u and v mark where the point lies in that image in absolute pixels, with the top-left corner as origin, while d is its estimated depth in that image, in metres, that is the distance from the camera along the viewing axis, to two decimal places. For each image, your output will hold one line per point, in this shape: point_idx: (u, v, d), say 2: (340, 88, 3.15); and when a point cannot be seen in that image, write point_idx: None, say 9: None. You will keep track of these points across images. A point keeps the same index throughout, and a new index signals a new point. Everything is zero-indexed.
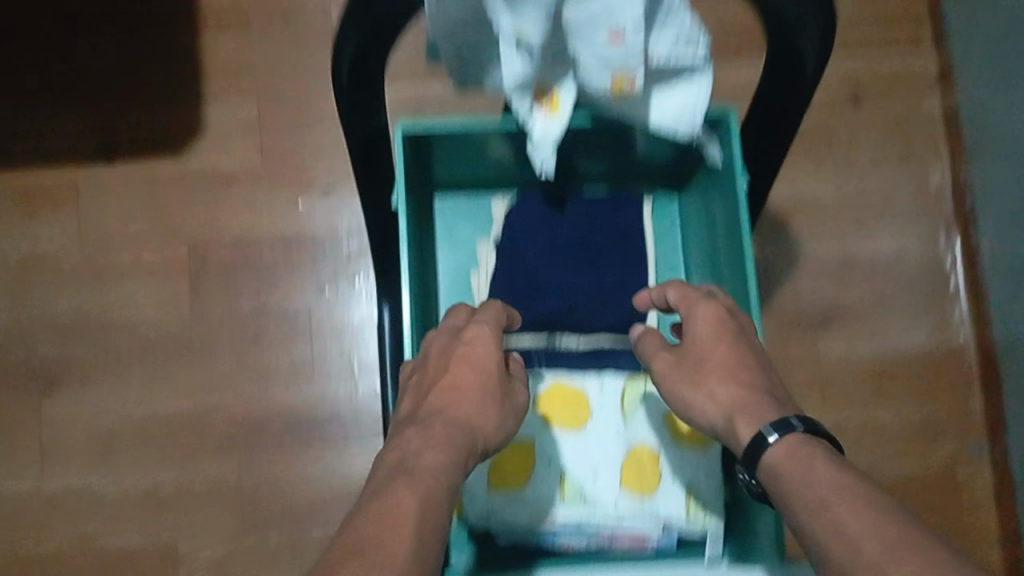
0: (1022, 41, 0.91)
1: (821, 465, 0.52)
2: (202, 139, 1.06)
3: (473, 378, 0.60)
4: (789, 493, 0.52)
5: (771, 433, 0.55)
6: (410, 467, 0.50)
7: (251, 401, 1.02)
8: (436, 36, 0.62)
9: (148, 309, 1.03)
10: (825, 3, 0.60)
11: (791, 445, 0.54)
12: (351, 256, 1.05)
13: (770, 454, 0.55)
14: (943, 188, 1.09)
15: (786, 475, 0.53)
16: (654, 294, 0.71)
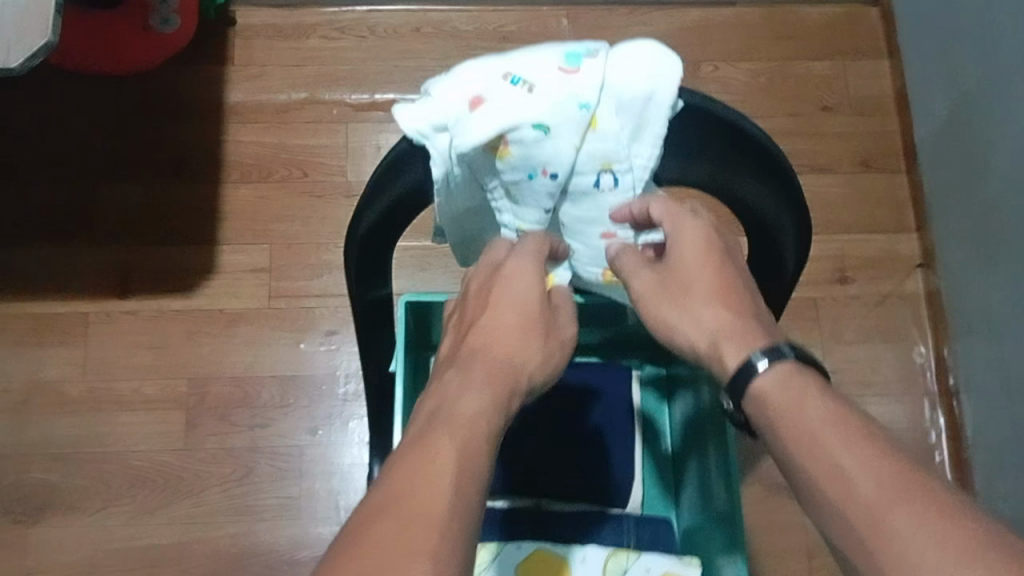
0: (1000, 233, 1.00)
1: (815, 398, 0.49)
2: (213, 279, 1.11)
3: (514, 319, 0.55)
4: (780, 429, 0.49)
5: (760, 359, 0.52)
6: (446, 415, 0.45)
7: (236, 539, 1.03)
8: (446, 221, 0.65)
9: (141, 441, 1.05)
10: (784, 195, 0.61)
11: (784, 375, 0.51)
12: (347, 398, 1.08)
13: (758, 384, 0.52)
14: (926, 364, 1.15)
15: (778, 411, 0.50)
16: (636, 207, 0.60)
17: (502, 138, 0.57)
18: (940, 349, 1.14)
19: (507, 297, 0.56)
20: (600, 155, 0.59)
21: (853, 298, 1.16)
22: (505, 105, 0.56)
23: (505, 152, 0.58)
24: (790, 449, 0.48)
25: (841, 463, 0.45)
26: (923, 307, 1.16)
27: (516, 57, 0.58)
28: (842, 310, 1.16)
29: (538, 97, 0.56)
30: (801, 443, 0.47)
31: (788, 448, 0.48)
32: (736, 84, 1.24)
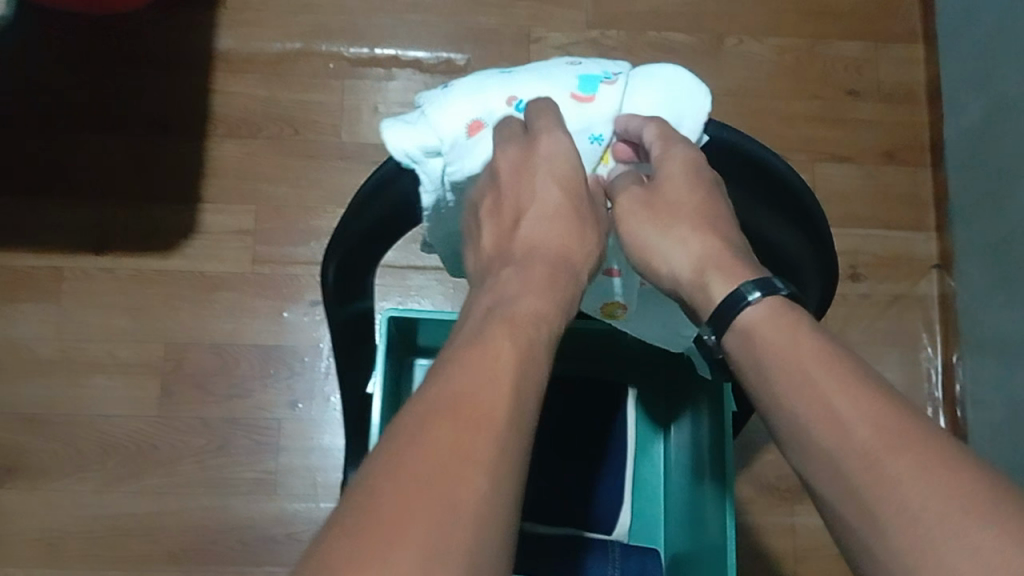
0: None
1: (806, 334, 0.48)
2: (196, 239, 1.06)
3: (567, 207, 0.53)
4: (769, 369, 0.48)
5: (752, 291, 0.50)
6: (493, 319, 0.45)
7: (208, 513, 0.99)
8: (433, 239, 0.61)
9: (114, 406, 1.01)
10: (811, 229, 0.56)
11: (773, 309, 0.49)
12: (329, 372, 1.04)
13: (749, 315, 0.50)
14: (933, 368, 1.10)
15: (767, 346, 0.49)
16: (634, 129, 0.55)
17: None
18: (949, 355, 1.10)
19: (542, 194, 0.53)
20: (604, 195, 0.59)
21: (864, 298, 1.11)
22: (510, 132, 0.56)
23: None
24: (788, 397, 0.47)
25: (836, 405, 0.44)
26: (935, 310, 1.12)
27: (516, 83, 0.57)
28: (851, 310, 1.11)
29: None
30: (794, 380, 0.46)
31: (784, 391, 0.47)
32: (757, 60, 1.17)
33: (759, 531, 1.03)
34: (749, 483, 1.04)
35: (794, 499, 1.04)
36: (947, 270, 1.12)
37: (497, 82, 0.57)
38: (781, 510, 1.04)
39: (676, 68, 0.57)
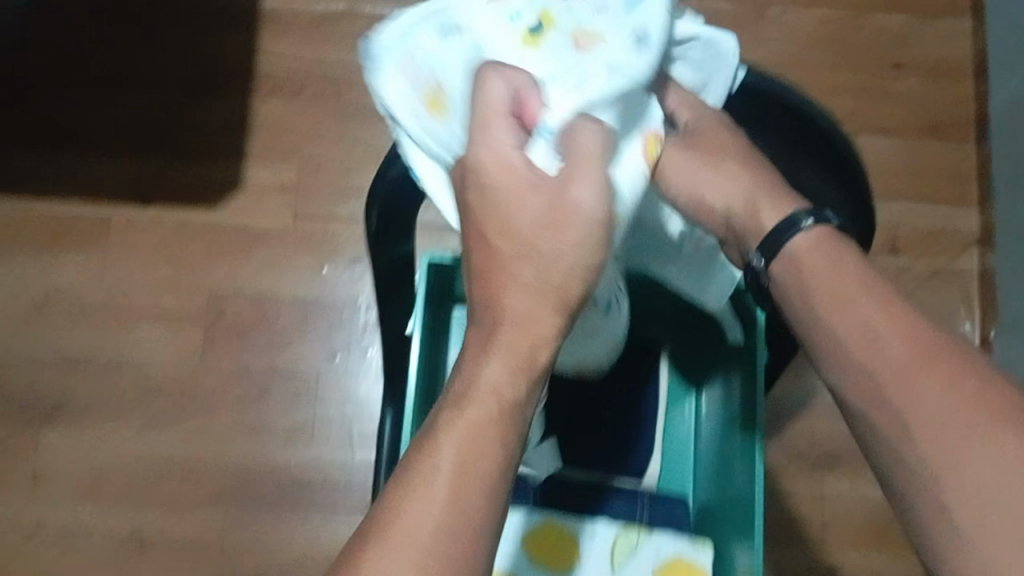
0: None
1: (852, 260, 0.49)
2: (239, 194, 1.08)
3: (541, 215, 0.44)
4: (813, 292, 0.49)
5: (806, 218, 0.51)
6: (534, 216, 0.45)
7: (245, 457, 1.02)
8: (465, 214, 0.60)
9: (156, 353, 1.04)
10: (843, 173, 0.56)
11: (821, 237, 0.50)
12: (366, 327, 1.06)
13: (798, 240, 0.51)
14: (970, 344, 1.10)
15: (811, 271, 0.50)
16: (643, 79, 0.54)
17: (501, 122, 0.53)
18: (986, 331, 1.09)
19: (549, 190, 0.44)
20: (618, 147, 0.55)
21: (902, 271, 1.11)
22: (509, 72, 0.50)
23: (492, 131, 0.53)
24: (829, 322, 0.48)
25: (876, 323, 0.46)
26: (974, 285, 1.11)
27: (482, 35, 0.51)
28: (888, 282, 1.10)
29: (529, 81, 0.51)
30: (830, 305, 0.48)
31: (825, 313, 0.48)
32: (799, 30, 1.17)
33: (786, 496, 1.03)
34: (779, 448, 1.04)
35: (826, 466, 1.04)
36: (988, 246, 1.11)
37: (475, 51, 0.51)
38: (811, 476, 1.04)
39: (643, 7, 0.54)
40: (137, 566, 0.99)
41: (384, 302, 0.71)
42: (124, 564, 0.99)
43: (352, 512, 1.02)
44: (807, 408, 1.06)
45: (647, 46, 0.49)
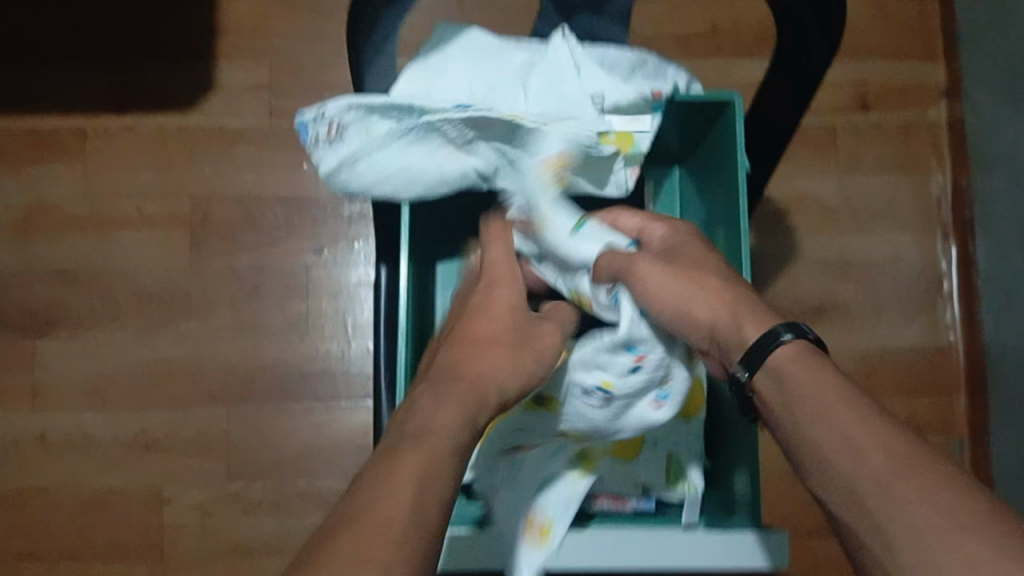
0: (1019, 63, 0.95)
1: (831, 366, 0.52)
2: (213, 96, 1.08)
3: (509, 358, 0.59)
4: (798, 402, 0.51)
5: (784, 332, 0.54)
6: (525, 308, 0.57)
7: (244, 354, 1.04)
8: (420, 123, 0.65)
9: (147, 259, 1.05)
10: None
11: (800, 350, 0.54)
12: (351, 219, 1.06)
13: (779, 353, 0.54)
14: (942, 194, 1.11)
15: (796, 382, 0.52)
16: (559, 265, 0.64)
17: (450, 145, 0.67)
18: (959, 180, 1.10)
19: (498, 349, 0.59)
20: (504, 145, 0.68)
21: (872, 126, 1.12)
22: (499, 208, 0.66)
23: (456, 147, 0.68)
24: (811, 422, 0.50)
25: (855, 433, 0.47)
26: (944, 136, 1.12)
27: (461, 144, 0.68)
28: (861, 139, 1.12)
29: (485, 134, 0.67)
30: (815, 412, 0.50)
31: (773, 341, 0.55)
32: None
33: None
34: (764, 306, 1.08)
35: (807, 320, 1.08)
36: (955, 96, 1.12)
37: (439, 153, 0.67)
38: None
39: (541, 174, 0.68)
40: (149, 465, 1.02)
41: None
42: (136, 465, 1.02)
43: (352, 399, 1.04)
44: (788, 267, 1.09)
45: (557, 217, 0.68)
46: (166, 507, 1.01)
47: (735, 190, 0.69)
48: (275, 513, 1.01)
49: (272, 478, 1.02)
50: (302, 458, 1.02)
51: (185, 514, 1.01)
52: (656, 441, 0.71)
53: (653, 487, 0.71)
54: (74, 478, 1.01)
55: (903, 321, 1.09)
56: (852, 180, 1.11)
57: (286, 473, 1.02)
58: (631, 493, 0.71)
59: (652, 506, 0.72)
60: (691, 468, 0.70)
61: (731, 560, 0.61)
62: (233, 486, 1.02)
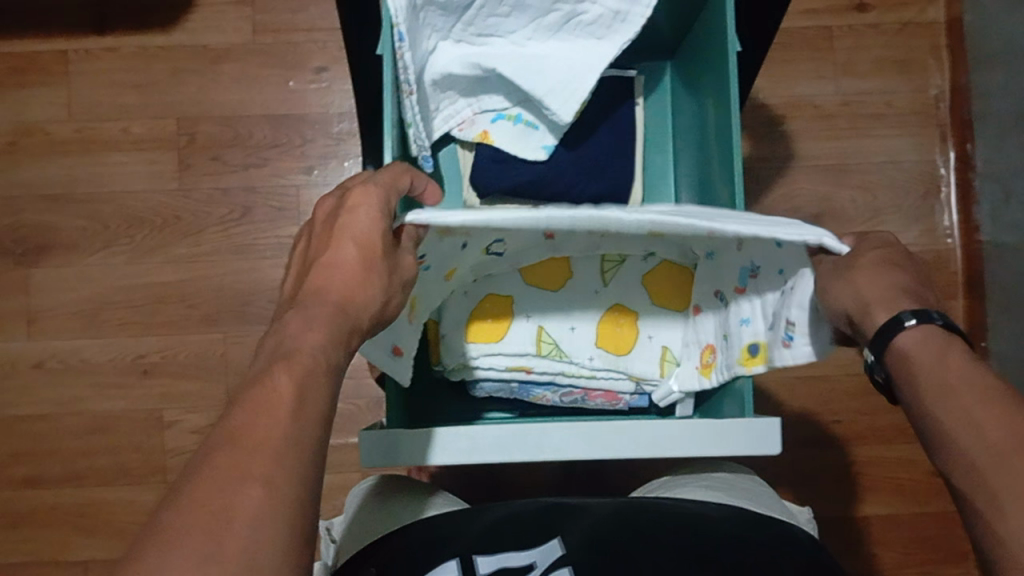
0: None
1: (959, 354, 0.46)
2: (193, 12, 1.05)
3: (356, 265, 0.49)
4: (925, 380, 0.47)
5: (907, 318, 0.48)
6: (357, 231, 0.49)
7: (237, 276, 1.03)
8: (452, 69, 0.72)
9: (135, 181, 1.03)
10: None
11: (927, 337, 0.48)
12: (341, 137, 1.04)
13: (905, 339, 0.48)
14: (941, 95, 1.09)
15: (921, 370, 0.47)
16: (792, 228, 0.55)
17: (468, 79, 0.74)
18: (957, 79, 1.08)
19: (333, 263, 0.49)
20: (482, 99, 0.76)
21: (871, 28, 1.09)
22: (511, 136, 0.76)
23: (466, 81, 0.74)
24: (938, 402, 0.46)
25: (977, 414, 0.44)
26: (943, 35, 1.09)
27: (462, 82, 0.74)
28: (858, 39, 1.09)
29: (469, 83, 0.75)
30: (936, 389, 0.46)
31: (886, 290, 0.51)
32: None
33: None
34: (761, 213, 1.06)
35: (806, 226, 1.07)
36: None
37: (465, 81, 0.74)
38: None
39: (512, 139, 0.77)
40: (148, 388, 1.02)
41: (353, 41, 0.71)
42: (135, 388, 1.02)
43: None
44: (784, 173, 1.07)
45: (527, 148, 0.76)
46: (167, 429, 1.01)
47: (725, 72, 0.68)
48: None
49: None
50: None
51: (185, 436, 1.01)
52: (652, 335, 0.71)
53: (647, 382, 0.71)
54: (73, 402, 1.02)
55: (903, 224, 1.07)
56: (849, 81, 1.09)
57: None
58: (626, 386, 0.72)
59: (647, 402, 0.74)
60: None
61: (719, 441, 0.59)
62: None
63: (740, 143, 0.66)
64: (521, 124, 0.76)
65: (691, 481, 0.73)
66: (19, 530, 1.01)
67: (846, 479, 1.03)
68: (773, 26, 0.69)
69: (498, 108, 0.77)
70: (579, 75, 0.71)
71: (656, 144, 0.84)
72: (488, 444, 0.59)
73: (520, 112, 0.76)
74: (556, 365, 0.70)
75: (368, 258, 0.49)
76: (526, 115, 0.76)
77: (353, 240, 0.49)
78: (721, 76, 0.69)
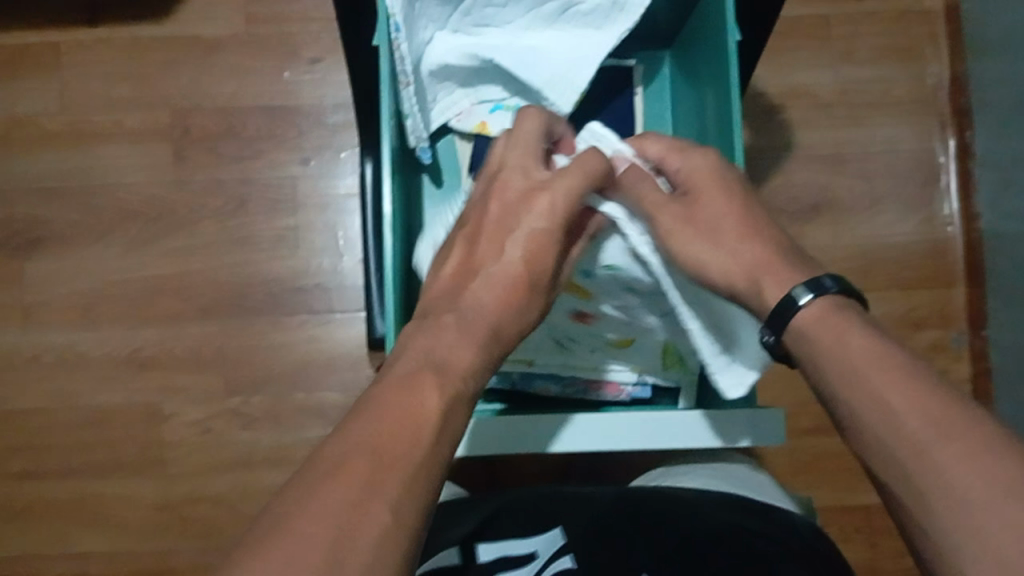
0: None
1: (857, 332, 0.49)
2: (186, 3, 1.04)
3: (522, 276, 0.54)
4: (824, 362, 0.49)
5: (803, 294, 0.52)
6: (528, 233, 0.55)
7: (234, 268, 1.02)
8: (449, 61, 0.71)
9: (129, 174, 1.03)
10: None
11: (825, 308, 0.51)
12: (337, 127, 1.04)
13: (801, 317, 0.52)
14: (939, 83, 1.08)
15: (821, 348, 0.50)
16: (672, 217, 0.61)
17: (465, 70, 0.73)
18: (955, 67, 1.07)
19: (507, 251, 0.54)
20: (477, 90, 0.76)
21: (868, 17, 1.08)
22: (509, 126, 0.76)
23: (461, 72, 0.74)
24: (840, 385, 0.48)
25: (887, 395, 0.45)
26: (941, 22, 1.09)
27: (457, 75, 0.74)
28: (855, 27, 1.08)
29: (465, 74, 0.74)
30: (844, 370, 0.48)
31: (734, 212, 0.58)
32: None
33: None
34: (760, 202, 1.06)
35: (805, 216, 1.06)
36: None
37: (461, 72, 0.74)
38: (792, 227, 1.06)
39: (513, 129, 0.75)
40: (145, 382, 1.01)
41: (349, 31, 0.70)
42: (132, 382, 1.01)
43: (347, 311, 1.02)
44: (783, 162, 1.07)
45: None
46: (165, 423, 1.01)
47: (725, 61, 0.68)
48: (273, 426, 1.01)
49: (270, 391, 1.01)
50: (298, 370, 1.01)
51: (183, 430, 1.01)
52: None
53: (648, 374, 0.72)
54: (70, 396, 1.01)
55: (901, 213, 1.07)
56: (847, 70, 1.08)
57: (285, 385, 1.01)
58: (627, 379, 0.73)
59: (648, 395, 0.74)
60: None
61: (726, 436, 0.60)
62: (231, 402, 1.01)
63: (741, 132, 0.65)
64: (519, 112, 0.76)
65: (690, 470, 0.72)
66: (15, 524, 1.01)
67: (845, 468, 1.03)
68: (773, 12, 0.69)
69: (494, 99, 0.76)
70: (577, 67, 0.70)
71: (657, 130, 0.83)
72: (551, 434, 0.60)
73: (518, 102, 0.76)
74: (557, 358, 0.71)
75: (530, 273, 0.54)
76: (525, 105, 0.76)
77: (524, 248, 0.54)
78: (721, 65, 0.68)
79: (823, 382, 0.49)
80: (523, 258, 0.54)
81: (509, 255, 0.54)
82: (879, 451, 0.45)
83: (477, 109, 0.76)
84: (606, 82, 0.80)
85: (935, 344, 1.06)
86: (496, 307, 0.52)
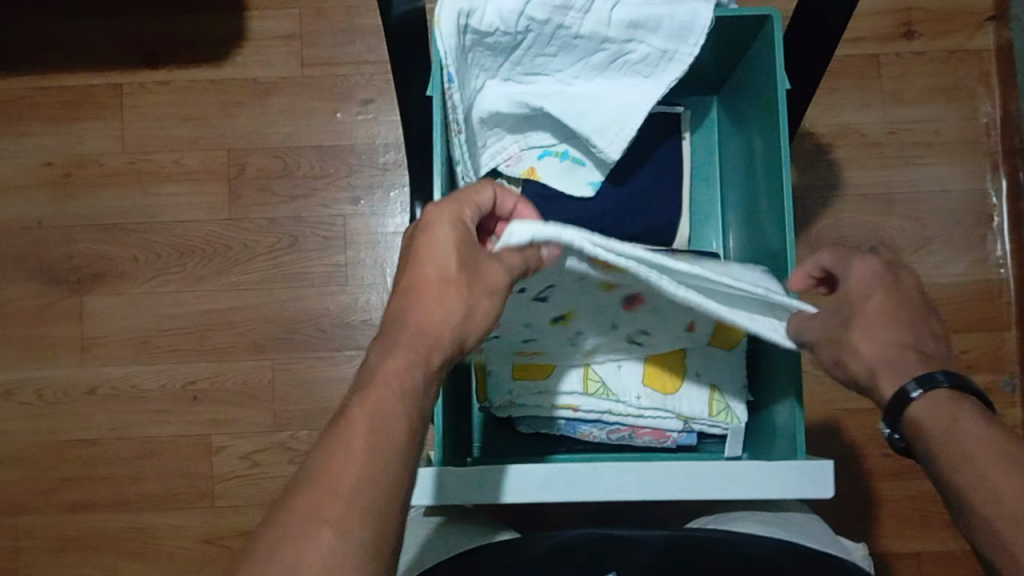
0: None
1: (968, 421, 0.50)
2: (244, 47, 1.07)
3: (445, 297, 0.50)
4: (936, 449, 0.51)
5: (914, 389, 0.53)
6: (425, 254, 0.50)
7: (286, 304, 1.04)
8: (499, 110, 0.73)
9: (185, 212, 1.06)
10: None
11: (936, 402, 0.52)
12: (388, 168, 1.06)
13: (916, 411, 0.53)
14: (991, 123, 1.07)
15: (934, 436, 0.51)
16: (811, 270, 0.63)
17: (513, 117, 0.74)
18: (1007, 107, 1.07)
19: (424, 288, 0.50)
20: (524, 136, 0.77)
21: (917, 56, 1.08)
22: (557, 173, 0.77)
23: (507, 119, 0.75)
24: None
25: None
26: (993, 62, 1.08)
27: (507, 121, 0.75)
28: (906, 67, 1.08)
29: (513, 121, 0.75)
30: (955, 457, 0.49)
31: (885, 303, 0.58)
32: None
33: None
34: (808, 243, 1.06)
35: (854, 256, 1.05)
36: (1004, 20, 1.07)
37: (510, 120, 0.75)
38: None
39: (563, 176, 0.77)
40: (196, 415, 1.03)
41: (403, 80, 0.72)
42: (184, 415, 1.03)
43: None
44: (832, 202, 1.06)
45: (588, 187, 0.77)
46: (215, 455, 1.03)
47: (774, 109, 0.68)
48: None
49: (316, 425, 1.03)
50: None
51: (232, 462, 1.03)
52: (701, 371, 0.72)
53: (695, 420, 0.72)
54: (123, 427, 1.04)
55: (952, 254, 1.06)
56: (896, 109, 1.07)
57: (332, 419, 1.02)
58: (673, 426, 0.72)
59: (694, 441, 0.75)
60: (733, 401, 0.72)
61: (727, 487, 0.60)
62: (279, 436, 1.03)
63: (791, 180, 0.66)
64: (566, 158, 0.77)
65: (744, 517, 0.72)
66: (67, 553, 1.03)
67: (895, 513, 1.01)
68: (823, 62, 0.69)
69: (543, 146, 0.77)
70: (626, 114, 0.71)
71: (705, 169, 0.84)
72: (511, 482, 0.60)
73: (566, 149, 0.77)
74: (604, 403, 0.71)
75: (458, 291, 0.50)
76: (573, 152, 0.77)
77: (433, 270, 0.50)
78: (771, 113, 0.69)
79: (935, 468, 0.51)
80: (441, 287, 0.50)
81: (429, 292, 0.50)
82: (995, 526, 0.47)
83: (526, 153, 0.77)
84: (655, 128, 0.81)
85: (987, 388, 1.04)
86: (441, 320, 0.49)
